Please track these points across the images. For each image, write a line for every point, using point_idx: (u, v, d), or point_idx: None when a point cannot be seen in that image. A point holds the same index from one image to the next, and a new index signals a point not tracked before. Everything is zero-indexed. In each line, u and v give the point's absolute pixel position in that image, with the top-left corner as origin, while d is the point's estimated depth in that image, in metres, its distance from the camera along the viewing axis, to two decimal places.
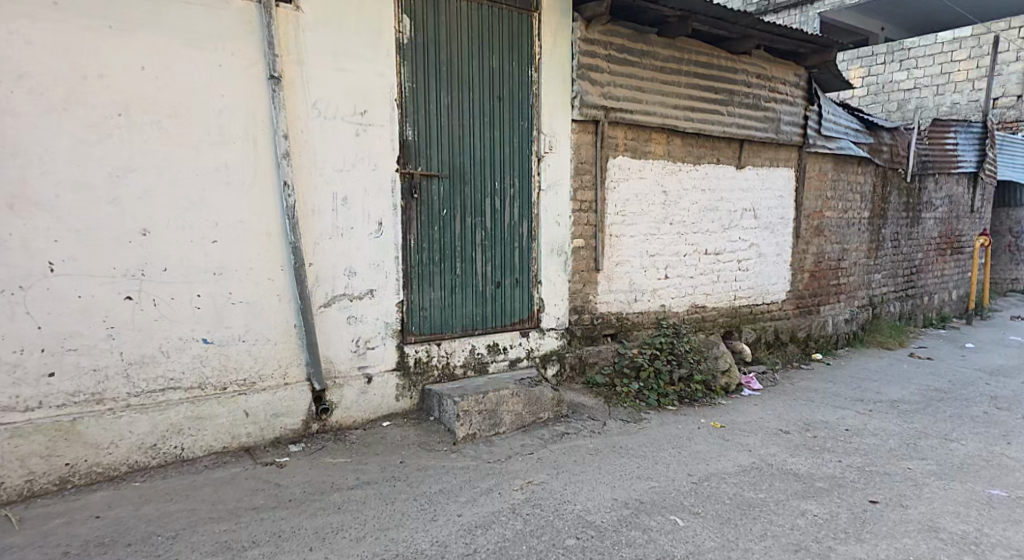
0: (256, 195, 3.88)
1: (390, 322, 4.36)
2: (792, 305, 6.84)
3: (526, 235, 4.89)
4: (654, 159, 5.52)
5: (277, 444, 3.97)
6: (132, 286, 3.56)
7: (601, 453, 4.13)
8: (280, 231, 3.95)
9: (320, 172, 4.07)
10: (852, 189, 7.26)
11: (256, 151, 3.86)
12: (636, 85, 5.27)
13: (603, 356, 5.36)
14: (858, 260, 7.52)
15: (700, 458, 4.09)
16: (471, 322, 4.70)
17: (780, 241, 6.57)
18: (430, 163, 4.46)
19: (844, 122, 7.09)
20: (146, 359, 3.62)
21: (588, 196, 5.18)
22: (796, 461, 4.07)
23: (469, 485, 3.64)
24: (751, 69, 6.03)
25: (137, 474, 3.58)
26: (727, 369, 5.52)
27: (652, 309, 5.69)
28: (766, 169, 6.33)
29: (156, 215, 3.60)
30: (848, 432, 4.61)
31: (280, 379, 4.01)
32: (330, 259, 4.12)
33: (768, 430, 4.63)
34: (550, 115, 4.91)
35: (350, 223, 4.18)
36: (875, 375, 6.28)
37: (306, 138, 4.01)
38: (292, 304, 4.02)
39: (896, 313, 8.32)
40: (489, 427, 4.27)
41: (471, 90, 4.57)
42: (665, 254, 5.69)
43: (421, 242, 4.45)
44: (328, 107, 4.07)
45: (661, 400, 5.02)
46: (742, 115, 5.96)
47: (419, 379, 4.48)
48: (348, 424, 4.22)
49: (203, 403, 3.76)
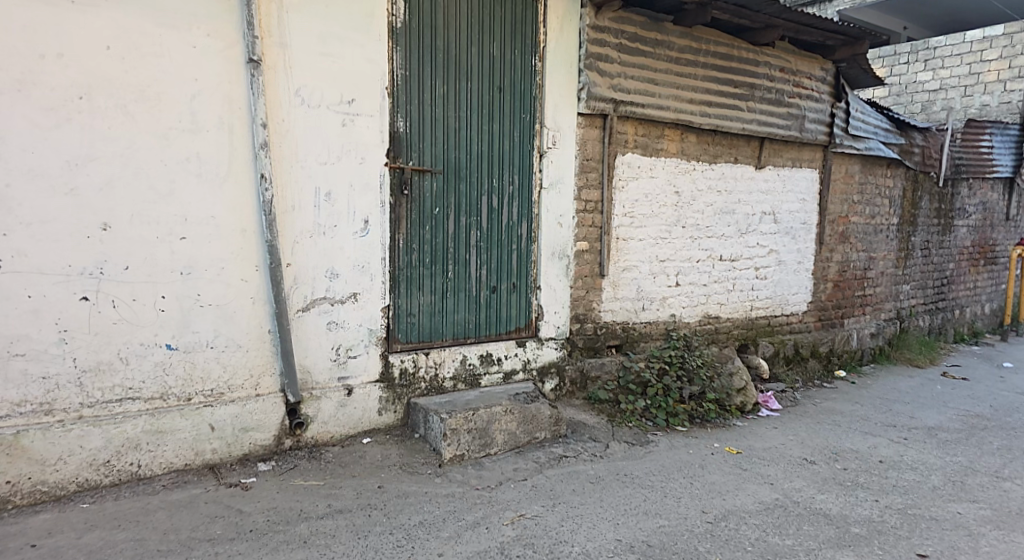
0: (231, 189, 3.43)
1: (374, 328, 3.98)
2: (814, 317, 6.40)
3: (526, 237, 4.52)
4: (667, 157, 5.11)
5: (245, 461, 3.56)
6: (89, 286, 3.13)
7: (604, 483, 3.78)
8: (256, 228, 3.52)
9: (301, 165, 3.64)
10: (881, 193, 6.81)
11: (232, 140, 3.41)
12: (649, 76, 4.86)
13: (607, 369, 4.96)
14: (885, 270, 7.06)
15: (717, 492, 3.77)
16: (462, 330, 4.33)
17: (801, 248, 6.13)
18: (423, 156, 4.07)
19: (874, 120, 6.62)
20: (102, 367, 3.19)
21: (593, 196, 4.78)
22: (828, 499, 3.78)
23: (454, 518, 3.27)
24: (776, 62, 5.60)
25: (86, 494, 3.15)
26: (743, 387, 5.12)
27: (662, 318, 5.28)
28: (788, 170, 5.90)
29: (118, 207, 3.16)
30: (882, 465, 4.34)
31: (251, 389, 3.59)
32: (310, 259, 3.71)
33: (790, 459, 4.33)
34: (554, 108, 4.52)
35: (332, 220, 3.76)
36: (908, 397, 5.87)
37: (287, 127, 3.58)
38: (267, 307, 3.59)
39: (925, 326, 7.83)
40: (479, 448, 3.90)
41: (469, 80, 4.18)
42: (676, 260, 5.27)
43: (410, 242, 4.07)
44: (312, 94, 3.63)
45: (670, 420, 4.65)
46: (764, 111, 5.53)
47: (404, 391, 4.10)
48: (325, 440, 3.83)
49: (164, 416, 3.33)
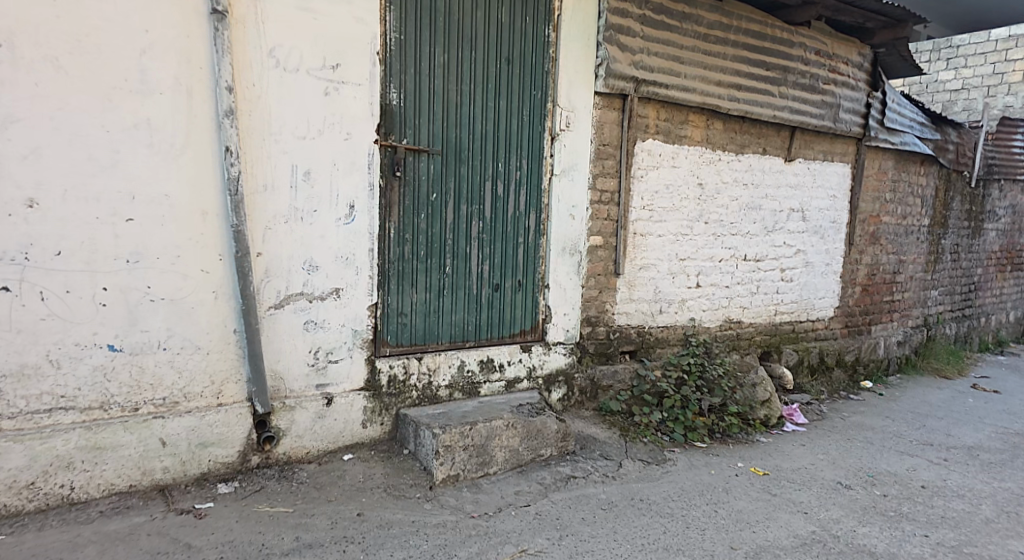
0: (189, 163, 2.93)
1: (359, 329, 3.48)
2: (840, 323, 5.92)
3: (533, 229, 4.03)
4: (691, 145, 4.62)
5: (202, 482, 3.07)
6: (10, 274, 2.63)
7: (617, 510, 3.30)
8: (220, 211, 3.02)
9: (275, 139, 3.14)
10: (913, 192, 6.33)
11: (190, 106, 2.91)
12: (674, 54, 4.38)
13: (619, 378, 4.48)
14: (915, 274, 6.59)
15: (745, 523, 3.30)
16: (461, 332, 3.85)
17: (830, 249, 5.64)
18: (419, 134, 3.57)
19: (910, 113, 6.14)
20: (27, 371, 2.69)
21: (609, 185, 4.29)
22: (871, 533, 3.30)
23: (445, 553, 2.79)
24: (811, 43, 5.10)
25: (5, 522, 2.66)
26: (766, 399, 4.66)
27: (680, 323, 4.80)
28: (819, 163, 5.41)
29: (49, 180, 2.66)
30: (925, 491, 3.86)
31: (211, 398, 3.09)
32: (284, 249, 3.21)
33: (822, 483, 3.85)
34: (569, 85, 4.02)
35: (312, 204, 3.27)
36: (942, 412, 5.41)
37: (259, 94, 3.07)
38: (233, 303, 3.09)
39: (951, 334, 7.37)
40: (477, 467, 3.43)
41: (473, 48, 3.69)
42: (697, 259, 4.79)
43: (402, 232, 3.58)
44: (290, 56, 3.12)
45: (688, 435, 4.19)
46: (797, 98, 5.04)
47: (393, 401, 3.60)
48: (299, 456, 3.33)
49: (104, 429, 2.83)
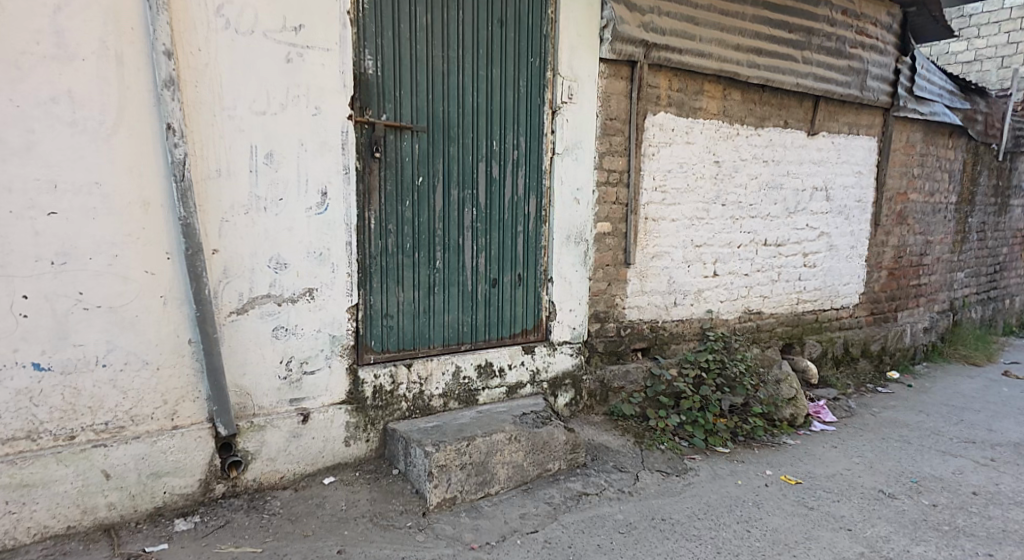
0: (124, 145, 2.48)
1: (338, 335, 3.05)
2: (865, 311, 5.50)
3: (534, 216, 3.58)
4: (707, 118, 4.16)
5: (157, 519, 2.65)
6: None
7: (637, 534, 2.87)
8: (164, 201, 2.57)
9: (228, 115, 2.68)
10: (941, 166, 5.88)
11: (121, 76, 2.45)
12: (687, 14, 3.91)
13: (632, 378, 4.05)
14: (941, 255, 6.16)
15: (783, 545, 2.87)
16: (456, 334, 3.41)
17: (855, 231, 5.20)
18: (400, 109, 3.11)
19: (938, 80, 5.67)
20: None
21: (617, 164, 3.84)
22: (928, 554, 2.86)
23: None
24: (836, 3, 4.63)
25: None
26: (792, 396, 4.24)
27: (697, 315, 4.37)
28: (844, 137, 4.96)
29: None
30: (978, 499, 3.40)
31: (165, 420, 2.68)
32: (245, 244, 2.77)
33: (862, 492, 3.40)
34: (571, 50, 3.56)
35: (278, 191, 2.82)
36: (978, 403, 4.98)
37: (207, 63, 2.62)
38: (185, 308, 2.66)
39: (978, 318, 6.95)
40: (477, 488, 3.00)
41: (459, 8, 3.22)
42: (714, 244, 4.35)
43: (385, 222, 3.13)
44: (242, 16, 2.66)
45: (709, 439, 3.77)
46: (821, 64, 4.58)
47: (380, 415, 3.18)
48: (272, 482, 2.92)
49: (32, 464, 2.42)
